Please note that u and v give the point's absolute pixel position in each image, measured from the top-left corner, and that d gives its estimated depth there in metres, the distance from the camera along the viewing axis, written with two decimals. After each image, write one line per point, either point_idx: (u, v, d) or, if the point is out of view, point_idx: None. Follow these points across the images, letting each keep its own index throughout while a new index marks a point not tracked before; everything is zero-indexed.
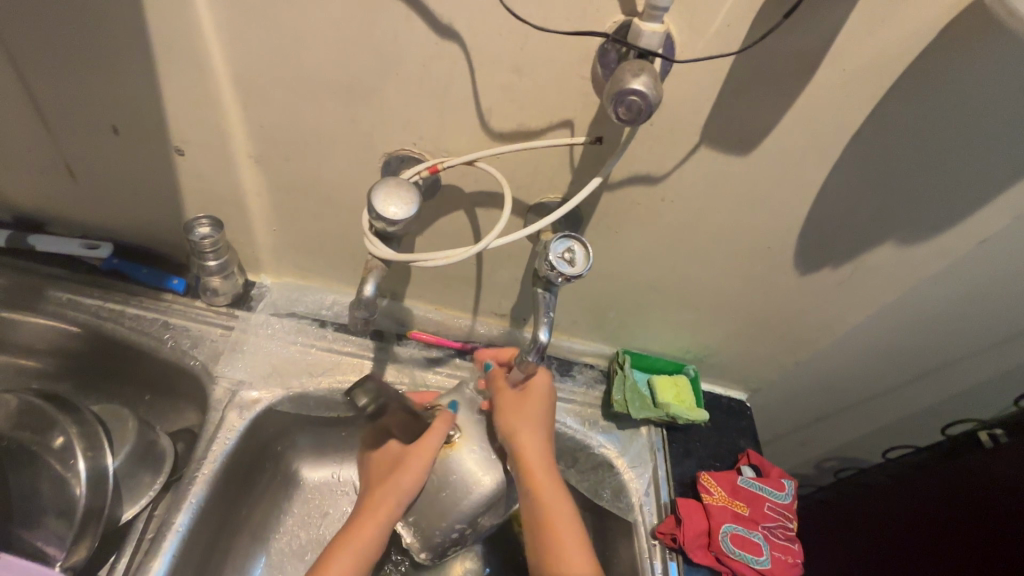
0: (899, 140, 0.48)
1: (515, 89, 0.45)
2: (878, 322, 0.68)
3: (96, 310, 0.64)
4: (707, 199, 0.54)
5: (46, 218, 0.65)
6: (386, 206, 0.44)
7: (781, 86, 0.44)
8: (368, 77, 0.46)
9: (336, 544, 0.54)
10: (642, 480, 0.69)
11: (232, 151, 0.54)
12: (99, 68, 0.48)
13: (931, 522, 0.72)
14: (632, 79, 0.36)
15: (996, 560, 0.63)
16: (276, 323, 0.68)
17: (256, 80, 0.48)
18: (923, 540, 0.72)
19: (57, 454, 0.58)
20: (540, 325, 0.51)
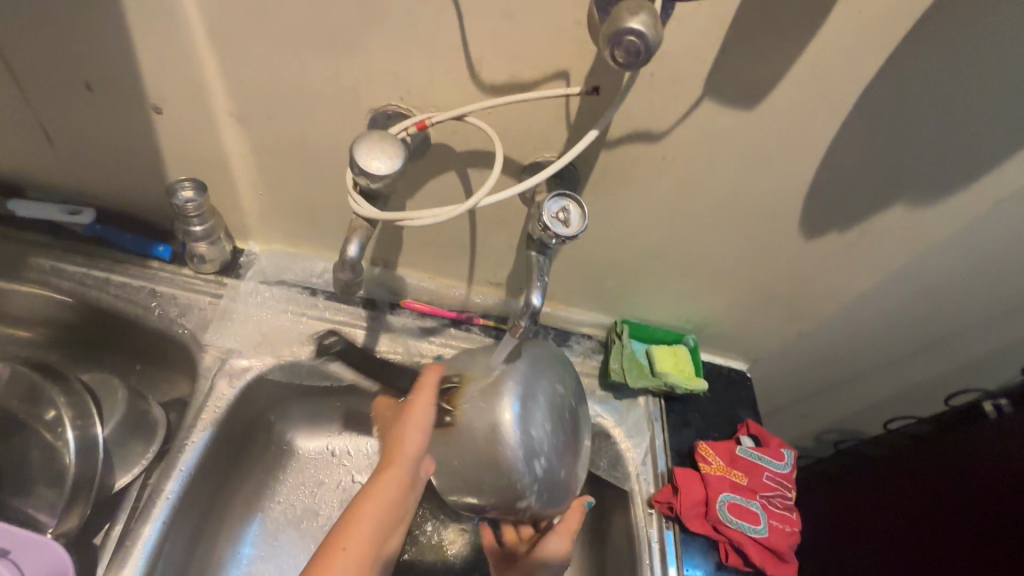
0: (916, 92, 0.45)
1: (507, 36, 0.43)
2: (885, 289, 0.66)
3: (80, 277, 0.63)
4: (709, 159, 0.51)
5: (24, 184, 0.63)
6: (369, 161, 0.41)
7: (790, 32, 0.42)
8: (350, 25, 0.44)
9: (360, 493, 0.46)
10: (639, 450, 0.68)
11: (211, 109, 0.52)
12: (65, 18, 0.45)
13: (935, 493, 0.71)
14: (629, 18, 0.34)
15: (999, 531, 0.62)
16: (265, 291, 0.66)
17: (230, 29, 0.45)
18: (924, 511, 0.71)
19: (47, 425, 0.57)
20: (533, 289, 0.49)
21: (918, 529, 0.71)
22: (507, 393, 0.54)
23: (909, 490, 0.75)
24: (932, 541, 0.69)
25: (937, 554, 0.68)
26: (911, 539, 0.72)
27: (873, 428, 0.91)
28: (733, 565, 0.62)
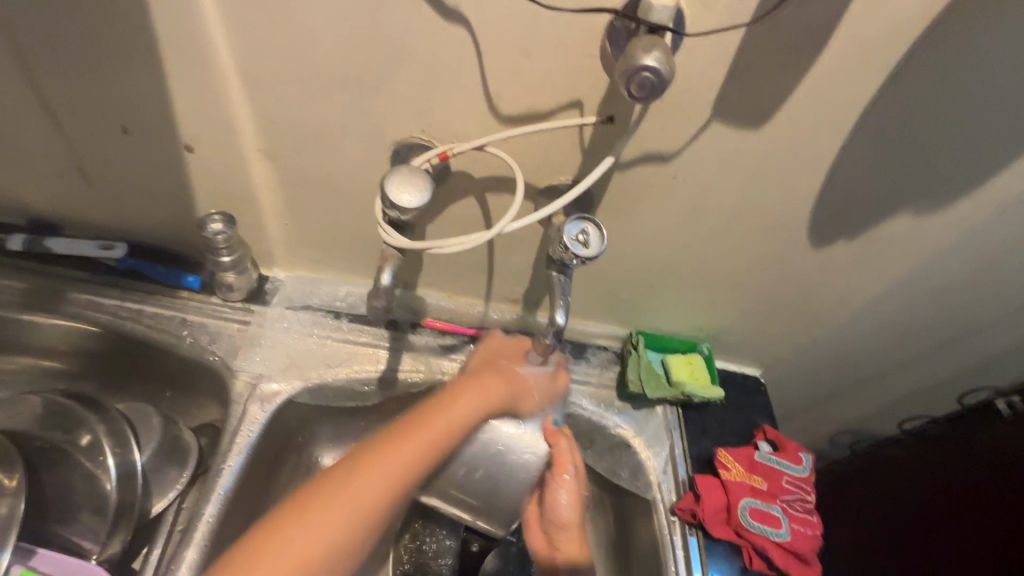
0: (918, 106, 0.47)
1: (525, 70, 0.45)
2: (894, 293, 0.67)
3: (114, 310, 0.65)
4: (719, 177, 0.53)
5: (58, 221, 0.65)
6: (399, 193, 0.44)
7: (793, 58, 0.44)
8: (375, 64, 0.46)
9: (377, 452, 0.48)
10: (660, 458, 0.70)
11: (241, 146, 0.54)
12: (105, 68, 0.48)
13: (952, 491, 0.72)
14: (644, 54, 0.36)
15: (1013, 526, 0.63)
16: (291, 316, 0.69)
17: (261, 73, 0.48)
18: (940, 507, 0.73)
19: (85, 452, 0.59)
20: (557, 308, 0.50)
21: (935, 526, 0.72)
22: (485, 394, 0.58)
23: (927, 487, 0.76)
24: (948, 535, 0.70)
25: (954, 547, 0.69)
26: (928, 533, 0.73)
27: (888, 428, 0.92)
28: (758, 569, 0.63)
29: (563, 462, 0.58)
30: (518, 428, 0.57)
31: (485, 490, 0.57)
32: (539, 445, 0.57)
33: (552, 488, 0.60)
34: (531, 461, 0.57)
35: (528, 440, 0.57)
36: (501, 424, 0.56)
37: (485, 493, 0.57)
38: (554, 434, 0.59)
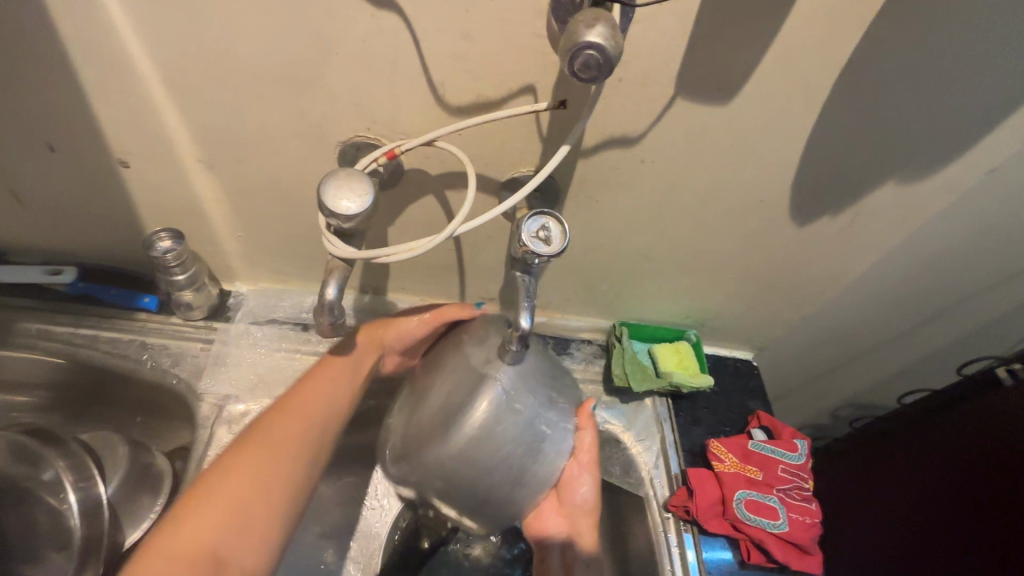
0: (900, 67, 0.43)
1: (467, 57, 0.41)
2: (884, 266, 0.64)
3: (69, 337, 0.62)
4: (689, 157, 0.50)
5: (3, 248, 0.62)
6: (337, 201, 0.40)
7: (758, 24, 0.40)
8: (306, 61, 0.42)
9: (230, 459, 0.46)
10: (650, 453, 0.68)
11: (178, 159, 0.51)
12: (17, 85, 0.44)
13: (954, 468, 0.69)
14: (586, 31, 0.32)
15: (1008, 502, 0.61)
16: (256, 332, 0.66)
17: (185, 78, 0.44)
18: (941, 483, 0.70)
19: (49, 488, 0.57)
20: (521, 310, 0.46)
21: (935, 504, 0.70)
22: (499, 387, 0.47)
23: (928, 463, 0.73)
24: (954, 516, 0.67)
25: (960, 528, 0.66)
26: (931, 511, 0.70)
27: (887, 402, 0.89)
28: (756, 562, 0.61)
29: (586, 450, 0.55)
30: (534, 432, 0.47)
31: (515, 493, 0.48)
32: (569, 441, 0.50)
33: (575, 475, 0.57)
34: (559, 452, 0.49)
35: (553, 439, 0.48)
36: (514, 423, 0.46)
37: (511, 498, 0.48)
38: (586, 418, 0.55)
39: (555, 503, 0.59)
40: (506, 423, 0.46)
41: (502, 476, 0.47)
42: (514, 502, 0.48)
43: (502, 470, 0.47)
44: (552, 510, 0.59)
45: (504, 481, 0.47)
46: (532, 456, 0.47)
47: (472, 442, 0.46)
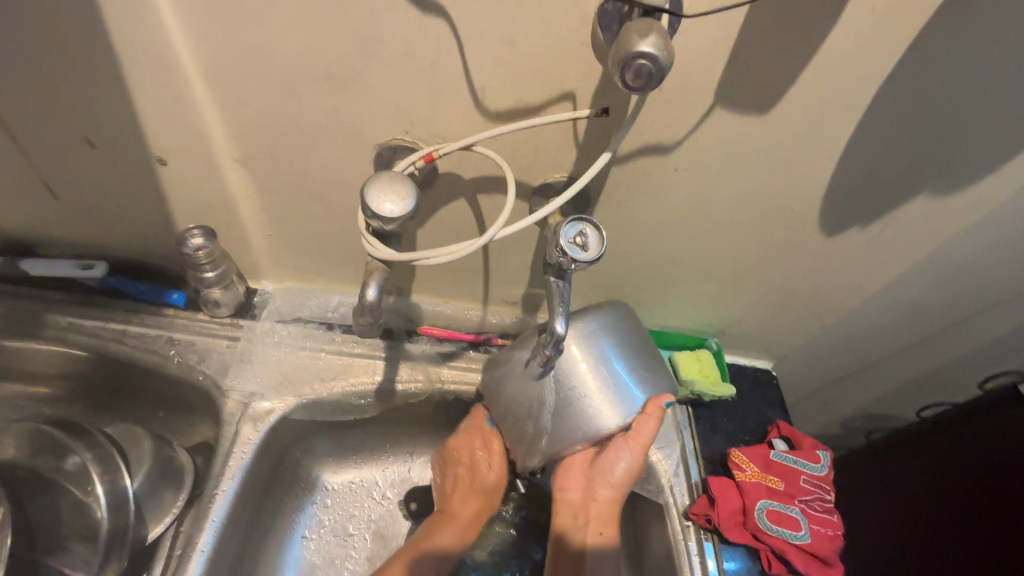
0: (939, 81, 0.44)
1: (510, 62, 0.42)
2: (910, 279, 0.64)
3: (97, 331, 0.62)
4: (723, 166, 0.50)
5: (34, 241, 0.63)
6: (380, 203, 0.40)
7: (799, 36, 0.40)
8: (350, 64, 0.43)
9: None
10: (671, 461, 0.67)
11: (215, 157, 0.51)
12: (63, 81, 0.45)
13: (972, 483, 0.68)
14: (639, 40, 0.33)
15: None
16: (282, 330, 0.66)
17: (229, 78, 0.45)
18: (959, 498, 0.69)
19: (73, 478, 0.57)
20: (556, 315, 0.47)
21: (952, 518, 0.69)
22: (587, 338, 0.50)
23: (943, 478, 0.73)
24: (970, 529, 0.67)
25: (977, 543, 0.65)
26: (947, 525, 0.69)
27: (904, 415, 0.89)
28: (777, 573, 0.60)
29: (643, 436, 0.53)
30: (603, 386, 0.49)
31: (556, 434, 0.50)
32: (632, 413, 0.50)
33: (612, 453, 0.56)
34: (610, 420, 0.49)
35: (616, 403, 0.49)
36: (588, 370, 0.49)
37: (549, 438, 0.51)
38: (654, 408, 0.52)
39: (585, 465, 0.59)
40: (569, 363, 0.49)
41: (553, 409, 0.50)
42: (553, 442, 0.50)
43: (543, 399, 0.50)
44: (578, 472, 0.60)
45: (553, 416, 0.50)
46: (580, 399, 0.49)
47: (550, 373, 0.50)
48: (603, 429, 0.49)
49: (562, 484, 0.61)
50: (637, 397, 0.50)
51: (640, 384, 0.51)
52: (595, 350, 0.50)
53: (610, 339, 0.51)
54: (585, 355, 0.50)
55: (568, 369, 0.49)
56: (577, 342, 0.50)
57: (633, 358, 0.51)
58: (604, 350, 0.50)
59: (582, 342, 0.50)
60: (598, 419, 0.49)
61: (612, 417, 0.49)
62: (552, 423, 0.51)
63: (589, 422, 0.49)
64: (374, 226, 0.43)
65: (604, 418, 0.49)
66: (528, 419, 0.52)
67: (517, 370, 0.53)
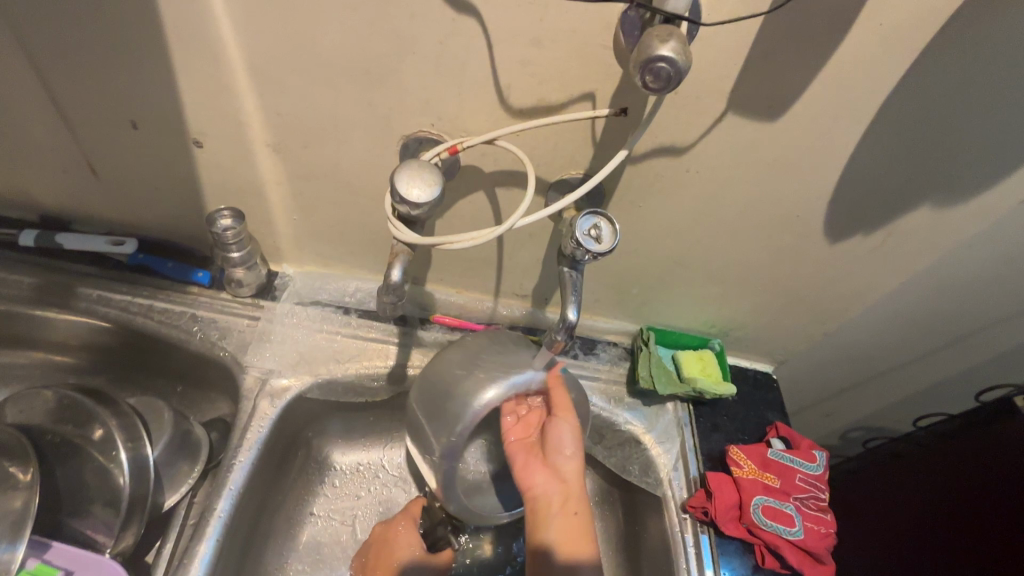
0: (942, 95, 0.46)
1: (536, 62, 0.44)
2: (911, 288, 0.66)
3: (125, 305, 0.65)
4: (733, 169, 0.53)
5: (71, 216, 0.66)
6: (409, 188, 0.43)
7: (810, 47, 0.43)
8: (384, 58, 0.45)
9: None
10: (670, 455, 0.69)
11: (249, 141, 0.54)
12: (114, 64, 0.48)
13: (960, 490, 0.70)
14: (659, 45, 0.35)
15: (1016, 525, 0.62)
16: (300, 312, 0.69)
17: (269, 68, 0.47)
18: (948, 505, 0.71)
19: (98, 446, 0.59)
20: (568, 304, 0.50)
21: (943, 525, 0.71)
22: (451, 348, 0.55)
23: (933, 485, 0.74)
24: (958, 536, 0.68)
25: (965, 548, 0.67)
26: (939, 532, 0.71)
27: (901, 425, 0.90)
28: (770, 568, 0.62)
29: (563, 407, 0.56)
30: (475, 371, 0.52)
31: (442, 434, 0.52)
32: (505, 390, 0.51)
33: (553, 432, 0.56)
34: (485, 399, 0.50)
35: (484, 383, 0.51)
36: (445, 371, 0.53)
37: (441, 445, 0.52)
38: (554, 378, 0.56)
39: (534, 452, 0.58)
40: (444, 367, 0.53)
41: (434, 419, 0.52)
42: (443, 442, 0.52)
43: (430, 394, 0.53)
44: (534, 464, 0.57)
45: (436, 420, 0.52)
46: (453, 392, 0.52)
47: (429, 386, 0.54)
48: (479, 408, 0.50)
49: (531, 484, 0.57)
50: (517, 372, 0.52)
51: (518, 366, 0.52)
52: (443, 357, 0.54)
53: (478, 341, 0.54)
54: (466, 347, 0.54)
55: (445, 374, 0.53)
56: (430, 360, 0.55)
57: (501, 349, 0.54)
58: (484, 342, 0.54)
59: (454, 351, 0.54)
60: (473, 400, 0.51)
61: (490, 389, 0.51)
62: (440, 429, 0.52)
63: (469, 400, 0.51)
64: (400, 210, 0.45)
65: (482, 398, 0.50)
66: (424, 423, 0.54)
67: (416, 394, 0.55)
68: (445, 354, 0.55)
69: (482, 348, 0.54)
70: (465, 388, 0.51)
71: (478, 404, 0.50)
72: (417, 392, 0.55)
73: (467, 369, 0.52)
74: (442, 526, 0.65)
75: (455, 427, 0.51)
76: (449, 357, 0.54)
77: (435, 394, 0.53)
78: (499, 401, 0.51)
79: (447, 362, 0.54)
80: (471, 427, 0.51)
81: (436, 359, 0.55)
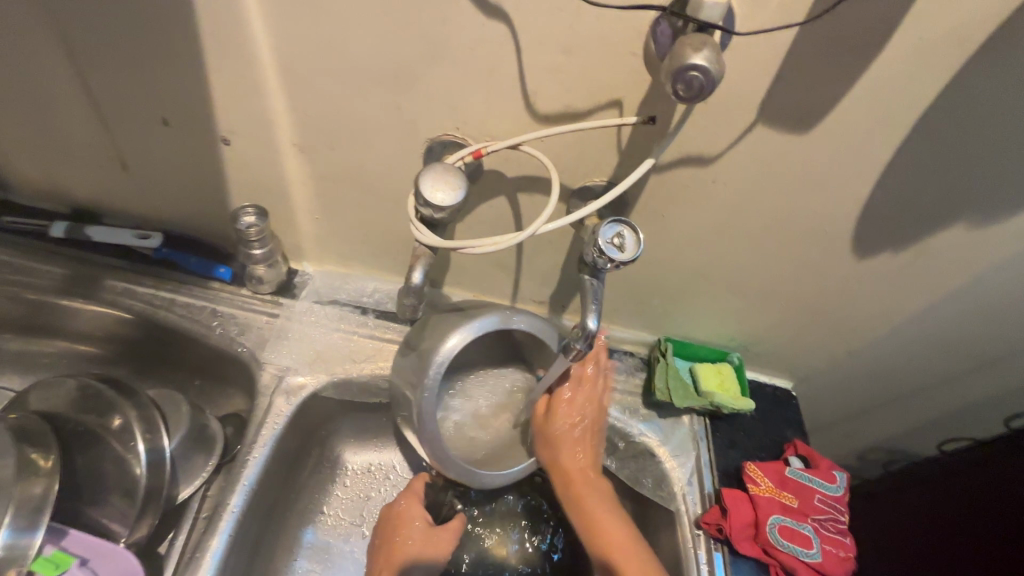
0: (982, 112, 0.44)
1: (564, 68, 0.44)
2: (941, 308, 0.64)
3: (148, 298, 0.66)
4: (760, 181, 0.52)
5: (100, 210, 0.67)
6: (433, 192, 0.43)
7: (847, 59, 0.42)
8: (413, 61, 0.46)
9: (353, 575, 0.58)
10: (684, 469, 0.68)
11: (276, 140, 0.54)
12: (148, 61, 0.49)
13: (984, 518, 0.68)
14: (693, 53, 0.35)
15: None
16: (319, 310, 0.69)
17: (299, 68, 0.48)
18: (969, 532, 0.69)
19: (116, 435, 0.59)
20: (588, 312, 0.50)
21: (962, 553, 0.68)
22: (430, 317, 0.58)
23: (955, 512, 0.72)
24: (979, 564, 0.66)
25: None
26: (958, 559, 0.69)
27: (924, 449, 0.88)
28: None
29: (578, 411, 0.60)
30: (445, 326, 0.55)
31: (415, 389, 0.55)
32: (468, 337, 0.54)
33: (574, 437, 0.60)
34: (448, 346, 0.53)
35: (449, 333, 0.54)
36: (422, 331, 0.57)
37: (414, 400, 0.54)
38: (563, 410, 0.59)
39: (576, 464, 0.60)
40: (422, 331, 0.57)
41: (409, 377, 0.56)
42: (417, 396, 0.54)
43: (403, 361, 0.57)
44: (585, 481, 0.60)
45: (413, 377, 0.55)
46: (423, 347, 0.55)
47: (409, 347, 0.57)
48: (444, 353, 0.53)
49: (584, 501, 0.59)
50: (479, 317, 0.55)
51: (482, 317, 0.54)
52: (422, 323, 0.59)
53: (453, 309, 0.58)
54: (437, 314, 0.58)
55: (422, 335, 0.57)
56: (411, 333, 0.59)
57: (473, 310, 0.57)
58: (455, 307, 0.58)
59: (431, 317, 0.58)
60: (438, 349, 0.54)
61: (453, 337, 0.54)
62: (416, 387, 0.55)
63: (432, 350, 0.54)
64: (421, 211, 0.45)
65: (447, 345, 0.53)
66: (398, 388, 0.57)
67: (399, 362, 0.59)
68: (425, 321, 0.58)
69: (455, 312, 0.57)
70: (433, 340, 0.55)
71: (441, 350, 0.53)
72: (400, 357, 0.59)
73: (438, 324, 0.56)
74: (445, 491, 0.68)
75: (425, 375, 0.54)
76: (428, 319, 0.58)
77: (411, 353, 0.57)
78: (461, 346, 0.54)
79: (424, 326, 0.57)
80: (440, 373, 0.54)
81: (417, 326, 0.59)
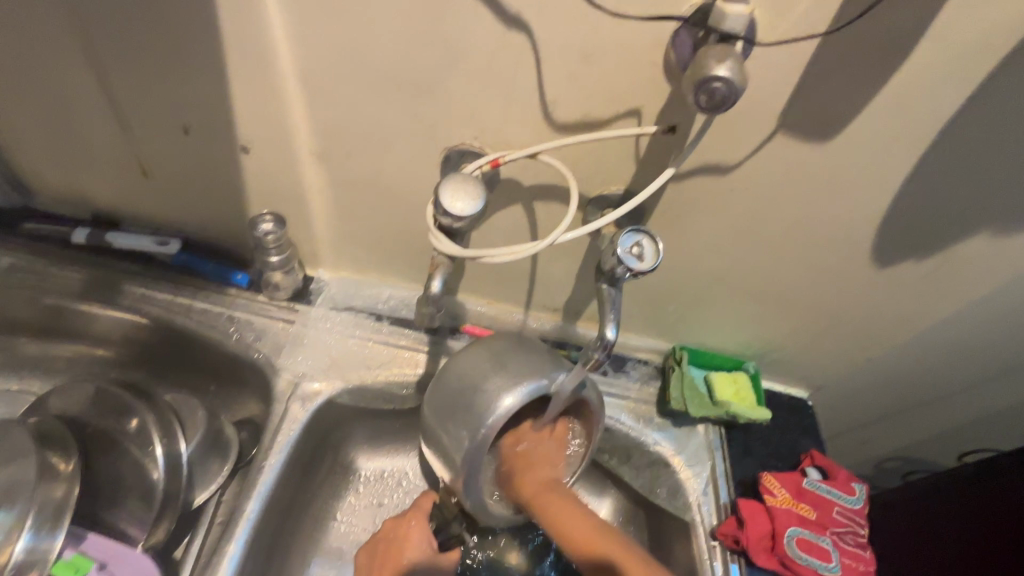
0: (1008, 121, 0.44)
1: (583, 78, 0.44)
2: (963, 318, 0.63)
3: (167, 304, 0.67)
4: (779, 190, 0.51)
5: (121, 216, 0.68)
6: (453, 201, 0.43)
7: (869, 68, 0.42)
8: (432, 71, 0.46)
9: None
10: (700, 479, 0.67)
11: (295, 148, 0.55)
12: (172, 71, 0.50)
13: (1002, 530, 0.67)
14: (716, 65, 0.35)
15: None
16: (334, 317, 0.70)
17: (320, 77, 0.48)
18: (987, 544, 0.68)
19: (134, 438, 0.60)
20: (607, 322, 0.50)
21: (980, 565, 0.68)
22: (476, 347, 0.52)
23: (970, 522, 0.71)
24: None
25: None
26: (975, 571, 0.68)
27: (943, 460, 0.86)
28: None
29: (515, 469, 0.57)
30: (500, 375, 0.49)
31: (460, 440, 0.49)
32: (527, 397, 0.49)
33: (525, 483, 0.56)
34: (508, 406, 0.48)
35: (507, 388, 0.48)
36: (473, 368, 0.50)
37: (459, 452, 0.50)
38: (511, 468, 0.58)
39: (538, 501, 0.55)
40: (467, 367, 0.51)
41: (454, 424, 0.50)
42: (461, 451, 0.50)
43: (451, 395, 0.50)
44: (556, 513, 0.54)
45: (456, 423, 0.50)
46: (475, 393, 0.49)
47: (452, 382, 0.51)
48: (500, 413, 0.48)
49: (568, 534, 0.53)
50: (541, 374, 0.50)
51: (543, 375, 0.50)
52: (469, 354, 0.52)
53: (503, 343, 0.52)
54: (489, 346, 0.52)
55: (468, 375, 0.50)
56: (454, 360, 0.52)
57: (527, 355, 0.51)
58: (508, 341, 0.52)
59: (478, 350, 0.51)
60: (494, 406, 0.48)
61: (509, 395, 0.48)
62: (460, 437, 0.49)
63: (492, 402, 0.48)
64: (443, 218, 0.44)
65: (505, 404, 0.48)
66: (440, 425, 0.51)
67: (435, 392, 0.52)
68: (471, 351, 0.52)
69: (509, 352, 0.51)
70: (489, 392, 0.49)
71: (497, 408, 0.48)
72: (436, 387, 0.52)
73: (493, 370, 0.50)
74: (456, 522, 0.60)
75: (474, 432, 0.49)
76: (476, 354, 0.51)
77: (460, 393, 0.50)
78: (518, 408, 0.49)
79: (469, 360, 0.51)
80: (490, 432, 0.49)
81: (461, 355, 0.52)
